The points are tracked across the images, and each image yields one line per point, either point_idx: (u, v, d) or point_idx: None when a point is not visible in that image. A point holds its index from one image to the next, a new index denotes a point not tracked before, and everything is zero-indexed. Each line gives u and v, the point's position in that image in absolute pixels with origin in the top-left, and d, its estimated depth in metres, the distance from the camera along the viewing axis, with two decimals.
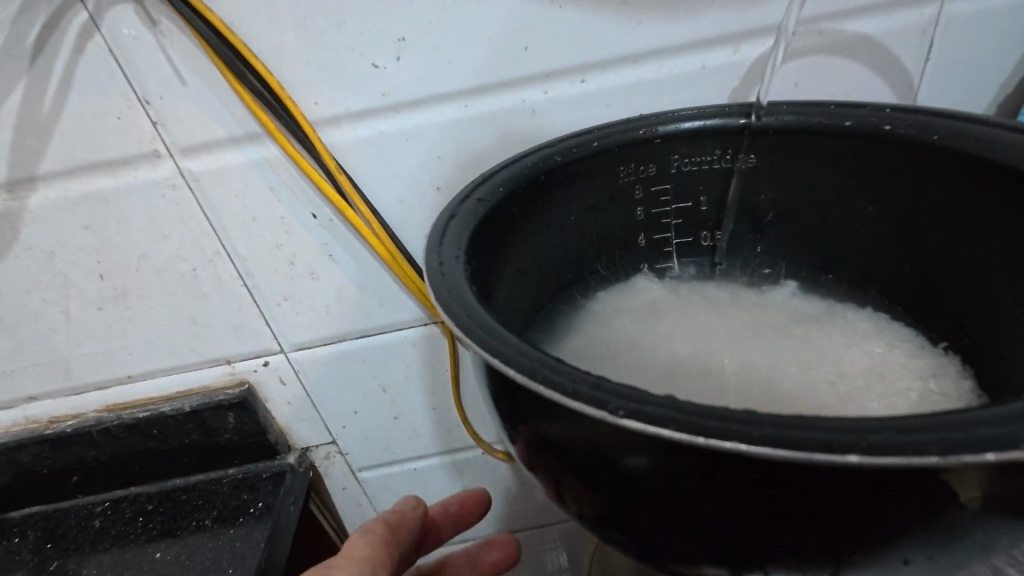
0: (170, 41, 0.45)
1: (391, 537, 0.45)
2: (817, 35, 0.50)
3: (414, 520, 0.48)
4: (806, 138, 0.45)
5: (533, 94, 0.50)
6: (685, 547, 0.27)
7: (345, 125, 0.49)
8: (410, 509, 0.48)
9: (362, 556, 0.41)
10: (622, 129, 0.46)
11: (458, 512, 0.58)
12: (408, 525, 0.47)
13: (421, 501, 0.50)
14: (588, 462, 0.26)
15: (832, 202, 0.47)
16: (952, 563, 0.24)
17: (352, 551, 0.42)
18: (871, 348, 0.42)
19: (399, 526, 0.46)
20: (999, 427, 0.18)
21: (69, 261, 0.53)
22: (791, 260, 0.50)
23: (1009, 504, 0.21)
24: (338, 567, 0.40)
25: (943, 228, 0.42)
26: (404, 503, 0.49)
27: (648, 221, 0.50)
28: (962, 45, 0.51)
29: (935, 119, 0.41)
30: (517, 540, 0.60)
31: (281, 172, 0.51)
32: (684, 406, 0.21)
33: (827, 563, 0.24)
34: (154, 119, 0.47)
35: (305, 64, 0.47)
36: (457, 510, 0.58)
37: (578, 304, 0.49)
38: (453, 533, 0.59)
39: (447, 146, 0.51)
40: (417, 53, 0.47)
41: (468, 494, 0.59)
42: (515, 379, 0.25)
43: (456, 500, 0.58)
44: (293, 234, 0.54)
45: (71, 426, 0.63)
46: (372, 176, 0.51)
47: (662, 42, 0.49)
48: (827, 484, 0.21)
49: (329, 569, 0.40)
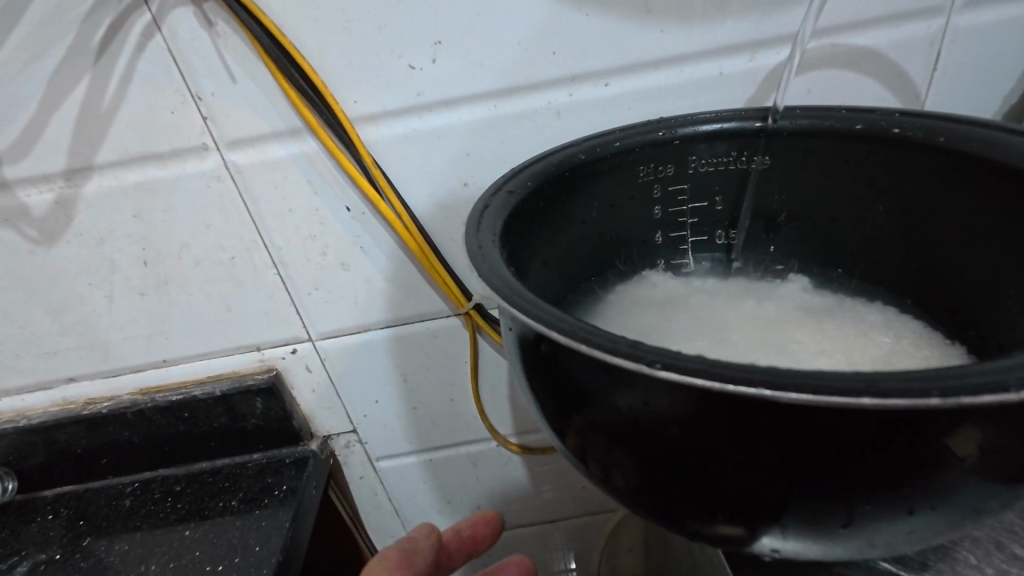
0: (224, 41, 0.48)
1: (407, 564, 0.47)
2: (829, 46, 0.53)
3: (429, 549, 0.50)
4: (820, 140, 0.47)
5: (558, 96, 0.53)
6: (705, 509, 0.29)
7: (381, 122, 0.52)
8: (423, 536, 0.50)
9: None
10: (644, 130, 0.49)
11: (471, 535, 0.60)
12: (424, 551, 0.49)
13: (433, 527, 0.52)
14: (619, 428, 0.29)
15: (843, 201, 0.49)
16: (948, 515, 0.26)
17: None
18: (880, 337, 0.45)
19: (415, 553, 0.49)
20: (994, 375, 0.21)
21: (117, 247, 0.56)
22: (803, 257, 0.52)
23: (1004, 458, 0.24)
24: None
25: (951, 226, 0.44)
26: (416, 531, 0.51)
27: (665, 219, 0.53)
28: (969, 56, 0.53)
29: (942, 123, 0.44)
30: (531, 561, 0.62)
31: (318, 165, 0.54)
32: (710, 362, 0.23)
33: (839, 516, 0.26)
34: (204, 114, 0.51)
35: (347, 64, 0.50)
36: (470, 533, 0.61)
37: (598, 295, 0.51)
38: (466, 557, 0.61)
39: (477, 145, 0.54)
40: (451, 56, 0.50)
41: (479, 517, 0.61)
42: (561, 344, 0.28)
43: (468, 524, 0.61)
44: (327, 225, 0.57)
45: (107, 407, 0.66)
46: (406, 171, 0.54)
47: (682, 49, 0.52)
48: (841, 439, 0.23)
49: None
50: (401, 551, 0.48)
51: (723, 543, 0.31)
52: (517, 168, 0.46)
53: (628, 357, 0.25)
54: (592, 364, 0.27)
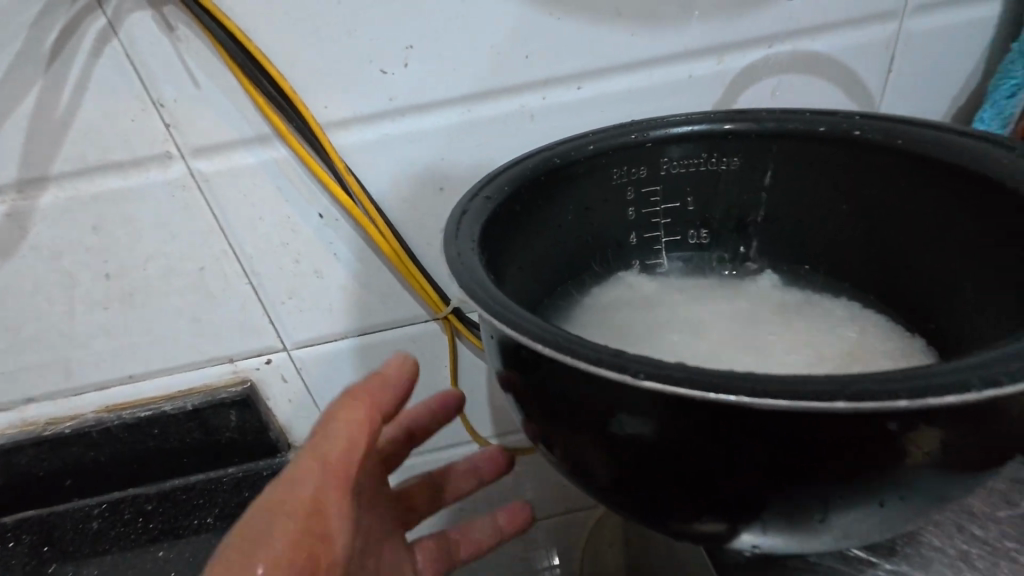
0: (186, 46, 0.46)
1: (372, 411, 0.38)
2: (792, 49, 0.54)
3: (400, 388, 0.41)
4: (786, 142, 0.49)
5: (531, 100, 0.53)
6: (687, 508, 0.30)
7: (353, 128, 0.52)
8: (394, 376, 0.41)
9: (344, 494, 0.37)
10: (617, 134, 0.49)
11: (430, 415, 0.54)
12: (394, 393, 0.40)
13: (409, 358, 0.42)
14: (602, 433, 0.29)
15: (809, 201, 0.51)
16: (914, 504, 0.27)
17: (337, 458, 0.36)
18: (846, 331, 0.47)
19: (385, 392, 0.40)
20: (957, 375, 0.22)
21: (76, 260, 0.54)
22: (772, 255, 0.53)
23: (966, 450, 0.25)
24: (328, 510, 0.36)
25: (909, 224, 0.46)
26: (386, 365, 0.41)
27: (639, 220, 0.53)
28: (922, 58, 0.56)
29: (899, 125, 0.46)
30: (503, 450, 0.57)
31: (288, 172, 0.52)
32: (691, 370, 0.24)
33: (816, 510, 0.27)
34: (166, 122, 0.49)
35: (316, 69, 0.49)
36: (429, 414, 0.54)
37: (576, 297, 0.51)
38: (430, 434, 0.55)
39: (452, 149, 0.53)
40: (423, 61, 0.50)
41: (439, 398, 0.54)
42: (543, 354, 0.28)
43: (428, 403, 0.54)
44: (299, 233, 0.56)
45: (70, 427, 0.63)
46: (380, 177, 0.54)
47: (651, 52, 0.52)
48: (817, 439, 0.24)
49: (315, 510, 0.35)
50: (369, 394, 0.39)
51: (704, 540, 0.32)
52: (492, 175, 0.46)
53: (614, 368, 0.25)
54: (577, 373, 0.27)
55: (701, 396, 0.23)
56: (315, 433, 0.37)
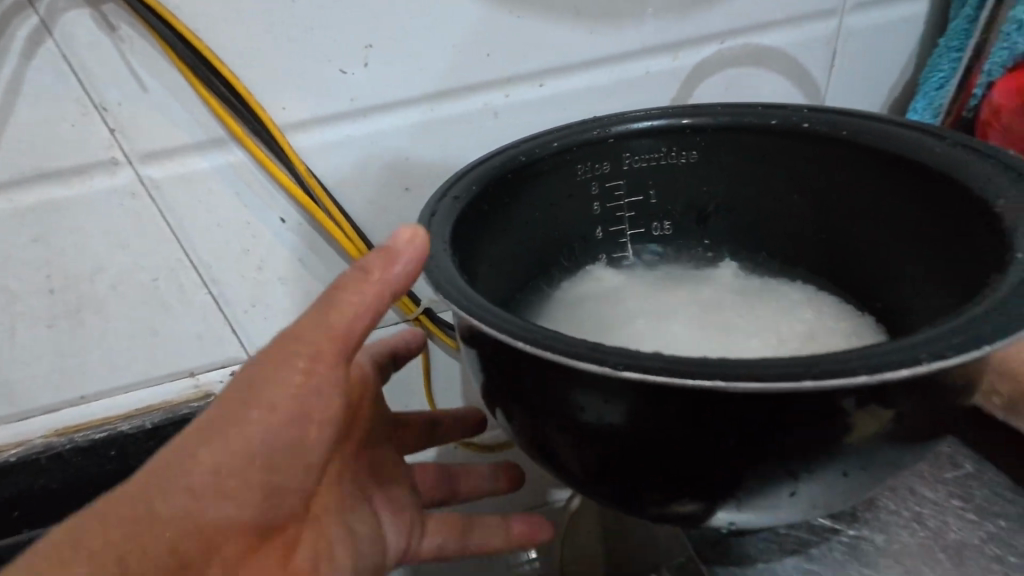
0: (130, 47, 0.45)
1: (373, 294, 0.34)
2: (742, 46, 0.57)
3: (410, 266, 0.35)
4: (740, 135, 0.51)
5: (494, 97, 0.53)
6: (666, 493, 0.31)
7: (313, 130, 0.50)
8: (401, 256, 0.35)
9: (344, 354, 0.35)
10: (579, 130, 0.50)
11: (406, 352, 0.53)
12: (399, 274, 0.35)
13: (419, 230, 0.35)
14: (581, 425, 0.30)
15: (763, 191, 0.53)
16: (873, 472, 0.29)
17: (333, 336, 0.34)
18: (803, 314, 0.49)
19: (390, 272, 0.35)
20: (908, 350, 0.24)
21: (15, 276, 0.50)
22: (733, 245, 0.55)
23: (916, 419, 0.27)
24: (311, 388, 0.34)
25: (855, 210, 0.49)
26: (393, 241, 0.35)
27: (604, 215, 0.54)
28: (861, 53, 0.59)
29: (843, 117, 0.48)
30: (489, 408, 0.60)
31: (246, 176, 0.51)
32: (667, 358, 0.25)
33: (787, 485, 0.29)
34: (111, 126, 0.46)
35: (271, 69, 0.47)
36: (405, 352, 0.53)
37: (546, 292, 0.52)
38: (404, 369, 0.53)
39: (417, 148, 0.53)
40: (383, 60, 0.49)
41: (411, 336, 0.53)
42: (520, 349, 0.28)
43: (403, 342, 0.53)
44: (260, 238, 0.54)
45: (16, 455, 0.58)
46: (343, 179, 0.52)
47: (610, 50, 0.53)
48: (786, 416, 0.25)
49: (299, 387, 0.34)
50: (378, 273, 0.34)
51: (683, 522, 0.33)
52: (458, 174, 0.46)
53: (592, 360, 0.26)
54: (556, 367, 0.28)
55: (678, 382, 0.24)
56: (320, 300, 0.34)
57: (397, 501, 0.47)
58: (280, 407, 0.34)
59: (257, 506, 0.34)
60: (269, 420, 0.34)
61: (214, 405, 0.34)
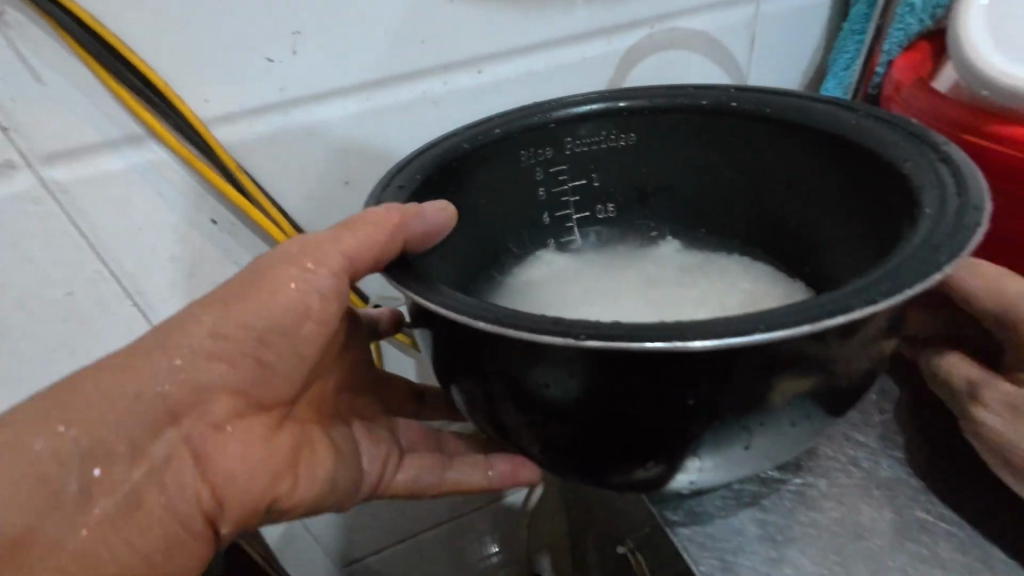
0: (22, 35, 0.40)
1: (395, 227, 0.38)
2: (670, 31, 0.59)
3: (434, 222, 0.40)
4: (675, 116, 0.52)
5: (432, 85, 0.52)
6: (631, 460, 0.31)
7: (241, 123, 0.47)
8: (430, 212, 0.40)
9: (344, 268, 0.38)
10: (521, 115, 0.50)
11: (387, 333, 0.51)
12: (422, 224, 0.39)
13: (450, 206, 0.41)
14: (547, 403, 0.30)
15: (698, 169, 0.55)
16: (815, 421, 0.32)
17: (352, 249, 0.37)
18: (741, 283, 0.52)
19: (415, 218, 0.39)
20: (843, 301, 0.26)
21: None
22: (673, 222, 0.57)
23: (850, 367, 0.30)
24: (319, 276, 0.38)
25: (782, 184, 0.52)
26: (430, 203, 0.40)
27: (549, 200, 0.55)
28: (776, 37, 0.63)
29: (768, 95, 0.51)
30: None
31: (168, 175, 0.47)
32: (625, 325, 0.26)
33: (742, 439, 0.30)
34: (4, 125, 0.42)
35: (189, 59, 0.44)
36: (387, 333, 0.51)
37: (497, 280, 0.53)
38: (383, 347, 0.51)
39: (356, 139, 0.51)
40: (314, 47, 0.47)
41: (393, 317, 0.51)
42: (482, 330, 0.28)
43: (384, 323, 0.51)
44: (189, 242, 0.50)
45: None
46: (279, 175, 0.50)
47: (545, 35, 0.54)
48: (740, 373, 0.27)
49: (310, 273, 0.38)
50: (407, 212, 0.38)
51: (647, 488, 0.34)
52: (403, 163, 0.45)
53: (555, 333, 0.26)
54: (519, 345, 0.28)
55: (638, 347, 0.25)
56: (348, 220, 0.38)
57: (377, 432, 0.50)
58: (280, 299, 0.38)
59: (247, 379, 0.39)
60: (269, 302, 0.38)
61: (227, 280, 0.39)
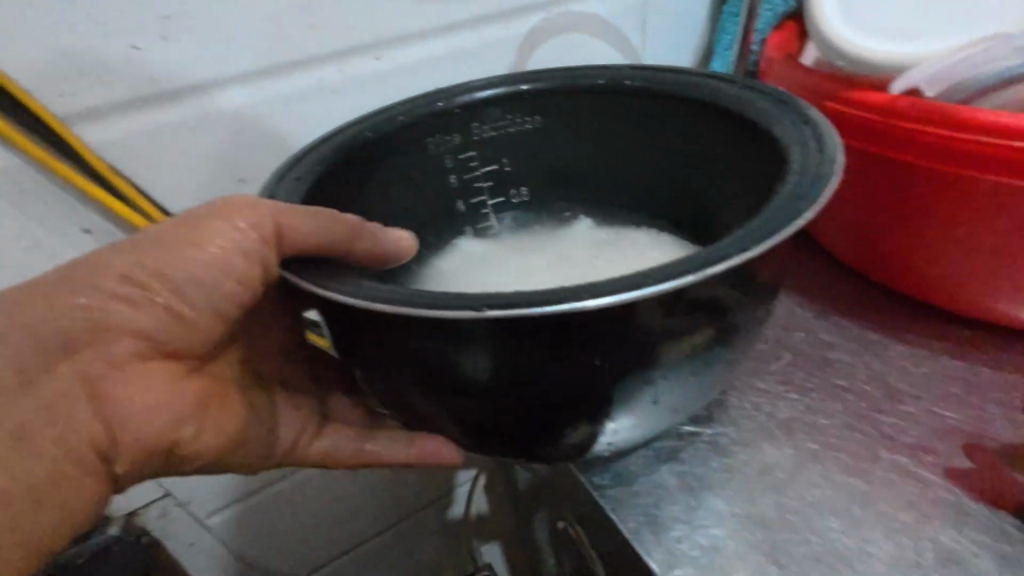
0: None
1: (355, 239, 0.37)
2: (567, 15, 0.60)
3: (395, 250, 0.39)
4: (576, 97, 0.53)
5: (327, 72, 0.50)
6: (554, 430, 0.32)
7: (108, 118, 0.43)
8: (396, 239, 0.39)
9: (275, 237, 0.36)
10: (424, 104, 0.51)
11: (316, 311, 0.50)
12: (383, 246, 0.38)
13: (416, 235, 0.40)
14: (463, 383, 0.30)
15: (605, 148, 0.56)
16: (716, 369, 0.34)
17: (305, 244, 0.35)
18: (651, 254, 0.55)
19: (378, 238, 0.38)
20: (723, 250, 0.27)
21: None
22: (586, 203, 0.58)
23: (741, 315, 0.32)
24: (248, 239, 0.36)
25: (684, 158, 0.53)
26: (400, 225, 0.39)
27: (463, 187, 0.55)
28: (667, 20, 0.66)
29: (662, 73, 0.52)
30: None
31: (23, 180, 0.42)
32: (526, 292, 0.27)
33: (651, 393, 0.32)
34: None
35: (38, 49, 0.40)
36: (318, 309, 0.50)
37: (414, 270, 0.51)
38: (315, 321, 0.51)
39: (248, 129, 0.48)
40: (187, 32, 0.43)
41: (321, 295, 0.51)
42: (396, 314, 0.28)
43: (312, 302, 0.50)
44: (57, 255, 0.44)
45: None
46: (160, 174, 0.45)
47: (443, 19, 0.53)
48: (639, 331, 0.28)
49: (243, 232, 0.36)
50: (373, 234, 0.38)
51: (573, 457, 0.35)
52: (299, 155, 0.44)
53: (461, 307, 0.26)
54: (429, 324, 0.28)
55: (539, 310, 0.26)
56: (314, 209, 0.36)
57: (303, 403, 0.49)
58: (204, 251, 0.36)
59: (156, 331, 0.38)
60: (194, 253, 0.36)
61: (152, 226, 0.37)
